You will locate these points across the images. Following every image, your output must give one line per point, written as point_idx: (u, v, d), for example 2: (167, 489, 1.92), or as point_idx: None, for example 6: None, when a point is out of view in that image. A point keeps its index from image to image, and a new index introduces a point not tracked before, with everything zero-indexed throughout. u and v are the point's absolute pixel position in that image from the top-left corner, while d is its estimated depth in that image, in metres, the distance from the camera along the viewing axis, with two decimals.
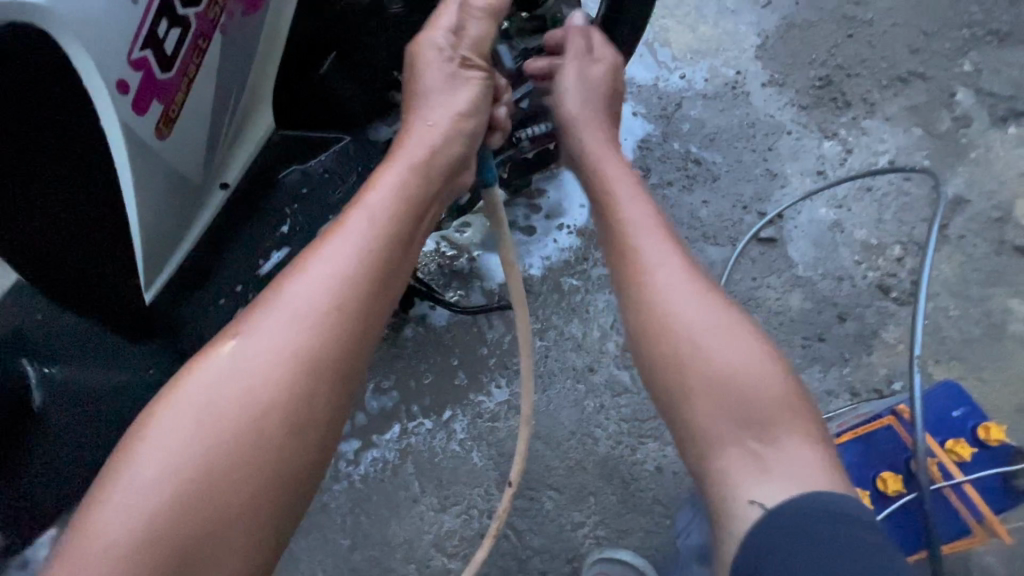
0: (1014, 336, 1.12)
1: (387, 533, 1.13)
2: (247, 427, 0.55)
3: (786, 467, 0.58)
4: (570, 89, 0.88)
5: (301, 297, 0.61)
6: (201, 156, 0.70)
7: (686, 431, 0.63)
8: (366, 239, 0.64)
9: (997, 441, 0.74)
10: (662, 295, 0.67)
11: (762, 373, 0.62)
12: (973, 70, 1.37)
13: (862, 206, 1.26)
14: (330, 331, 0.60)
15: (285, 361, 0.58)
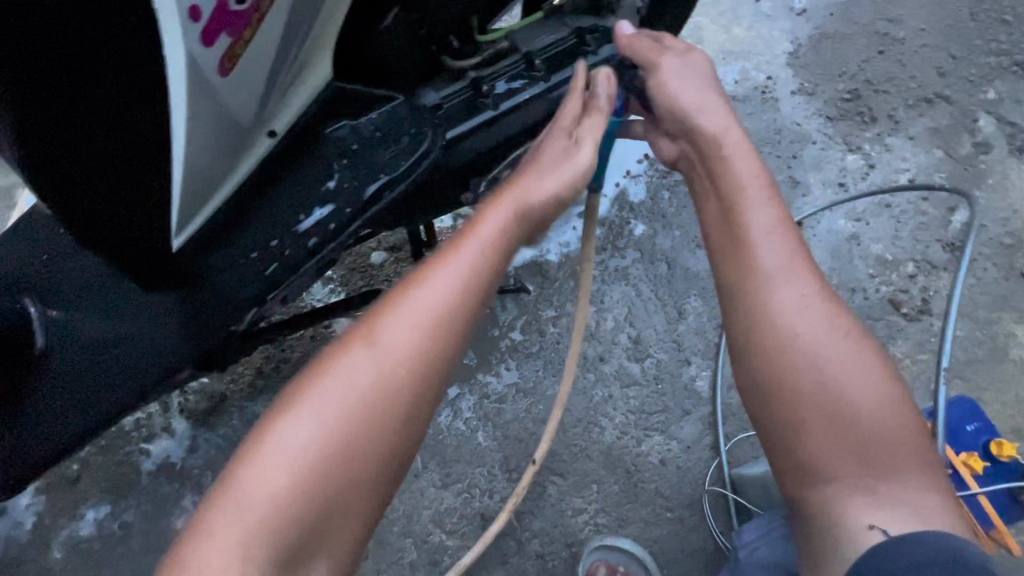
0: (1015, 360, 1.15)
1: (385, 505, 1.12)
2: (367, 441, 0.54)
3: (899, 495, 0.62)
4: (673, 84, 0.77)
5: (424, 312, 0.58)
6: (255, 99, 0.68)
7: (794, 450, 0.64)
8: (480, 257, 0.62)
9: (1010, 456, 0.75)
10: (771, 309, 0.66)
11: (881, 411, 0.62)
12: (996, 98, 1.39)
13: (880, 221, 1.27)
14: (445, 348, 0.58)
15: (404, 374, 0.56)
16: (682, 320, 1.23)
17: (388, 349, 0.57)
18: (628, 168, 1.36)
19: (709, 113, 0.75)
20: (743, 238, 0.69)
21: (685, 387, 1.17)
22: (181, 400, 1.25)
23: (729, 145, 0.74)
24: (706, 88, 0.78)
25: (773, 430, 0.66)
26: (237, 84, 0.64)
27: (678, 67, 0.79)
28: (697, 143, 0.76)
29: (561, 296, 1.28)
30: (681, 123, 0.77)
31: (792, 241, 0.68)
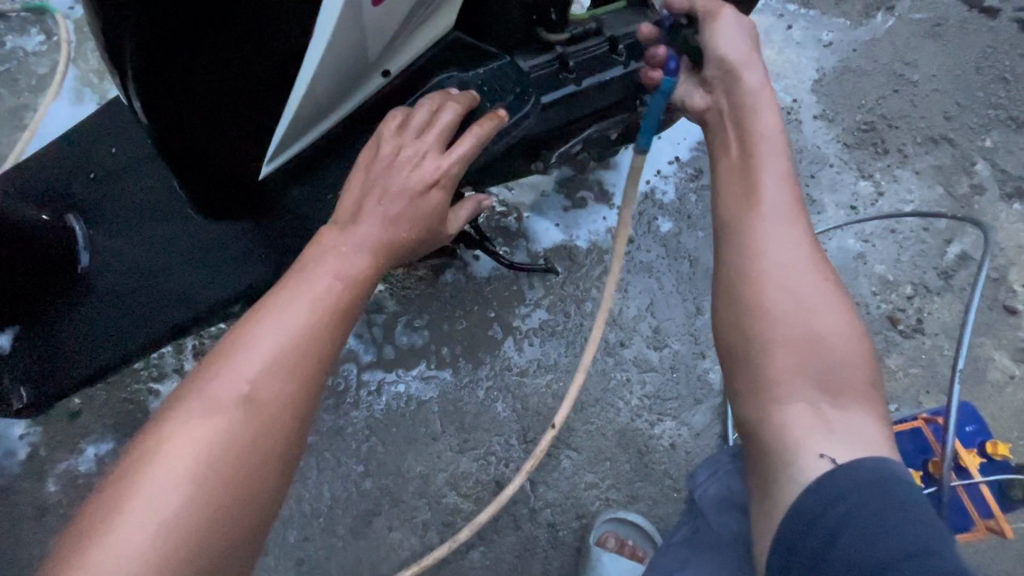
0: (992, 382, 1.26)
1: (402, 464, 1.15)
2: (248, 428, 0.54)
3: (847, 428, 0.62)
4: (726, 32, 0.78)
5: (256, 357, 0.56)
6: (383, 42, 0.69)
7: (752, 369, 0.66)
8: (322, 293, 0.60)
9: (1003, 455, 0.83)
10: (759, 238, 0.69)
11: (842, 346, 0.65)
12: (992, 146, 1.52)
13: (884, 244, 1.37)
14: (304, 359, 0.57)
15: (238, 418, 0.54)
16: (699, 315, 1.29)
17: (224, 394, 0.54)
18: (659, 168, 1.42)
19: (752, 67, 0.77)
20: (751, 178, 0.71)
21: (699, 378, 1.24)
22: (196, 343, 1.21)
23: (759, 100, 0.75)
24: (752, 46, 0.78)
25: (740, 348, 0.67)
26: (377, 27, 0.65)
27: (732, 21, 0.78)
28: (734, 92, 0.76)
29: (587, 281, 1.32)
30: (721, 67, 0.78)
31: (795, 190, 0.71)
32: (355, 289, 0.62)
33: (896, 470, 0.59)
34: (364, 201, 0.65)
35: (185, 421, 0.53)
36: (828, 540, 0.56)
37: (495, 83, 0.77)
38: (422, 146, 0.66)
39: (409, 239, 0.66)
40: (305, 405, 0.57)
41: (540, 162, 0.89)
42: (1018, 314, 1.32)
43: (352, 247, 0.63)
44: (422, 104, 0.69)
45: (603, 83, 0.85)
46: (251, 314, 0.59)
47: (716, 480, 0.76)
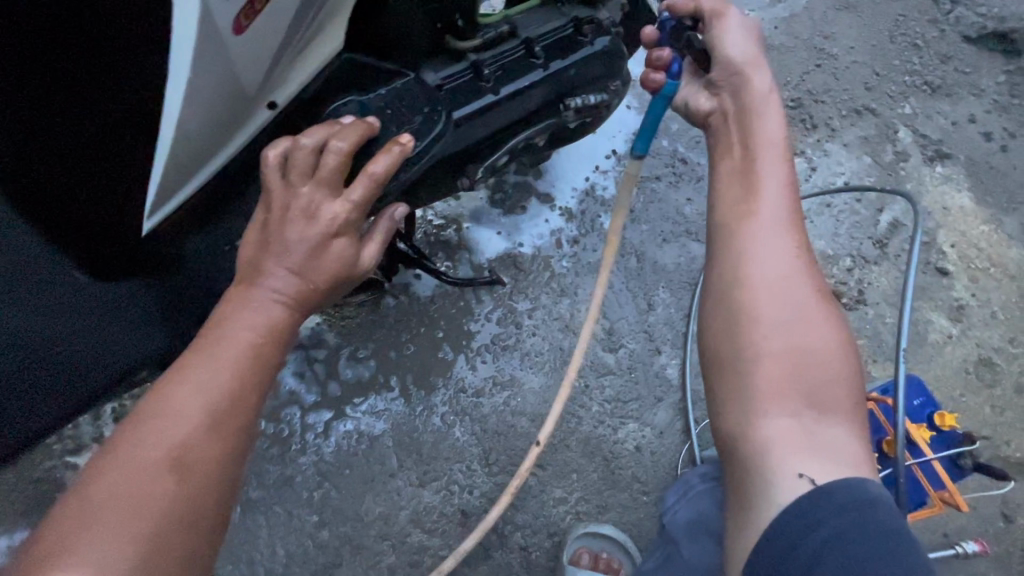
0: (933, 343, 1.30)
1: (360, 508, 1.08)
2: (158, 513, 0.44)
3: (829, 441, 0.65)
4: (733, 35, 0.84)
5: (185, 419, 0.48)
6: (261, 67, 0.62)
7: (741, 376, 0.69)
8: (257, 337, 0.53)
9: (950, 426, 0.85)
10: (753, 245, 0.73)
11: (834, 353, 0.69)
12: (911, 113, 1.56)
13: (822, 220, 1.39)
14: (226, 419, 0.49)
15: (167, 492, 0.45)
16: (651, 311, 1.27)
17: (145, 467, 0.46)
18: (597, 163, 1.39)
19: (759, 72, 0.83)
20: (750, 186, 0.77)
21: (657, 375, 1.22)
22: (116, 406, 1.07)
23: (767, 116, 0.81)
24: (758, 51, 0.85)
25: (728, 352, 0.71)
26: (248, 51, 0.59)
27: (738, 34, 0.85)
28: (741, 99, 0.83)
29: (536, 288, 1.27)
30: (730, 72, 0.84)
31: (792, 200, 0.76)
32: (289, 329, 0.56)
33: (875, 494, 0.60)
34: (271, 242, 0.57)
35: (96, 507, 0.44)
36: (808, 566, 0.56)
37: (399, 104, 0.72)
38: (313, 193, 0.57)
39: (322, 285, 0.57)
40: (229, 468, 0.49)
41: (465, 177, 0.80)
42: (949, 275, 1.36)
43: (280, 282, 0.56)
44: (311, 132, 0.58)
45: (522, 87, 0.80)
46: (173, 369, 0.51)
47: (686, 504, 0.85)
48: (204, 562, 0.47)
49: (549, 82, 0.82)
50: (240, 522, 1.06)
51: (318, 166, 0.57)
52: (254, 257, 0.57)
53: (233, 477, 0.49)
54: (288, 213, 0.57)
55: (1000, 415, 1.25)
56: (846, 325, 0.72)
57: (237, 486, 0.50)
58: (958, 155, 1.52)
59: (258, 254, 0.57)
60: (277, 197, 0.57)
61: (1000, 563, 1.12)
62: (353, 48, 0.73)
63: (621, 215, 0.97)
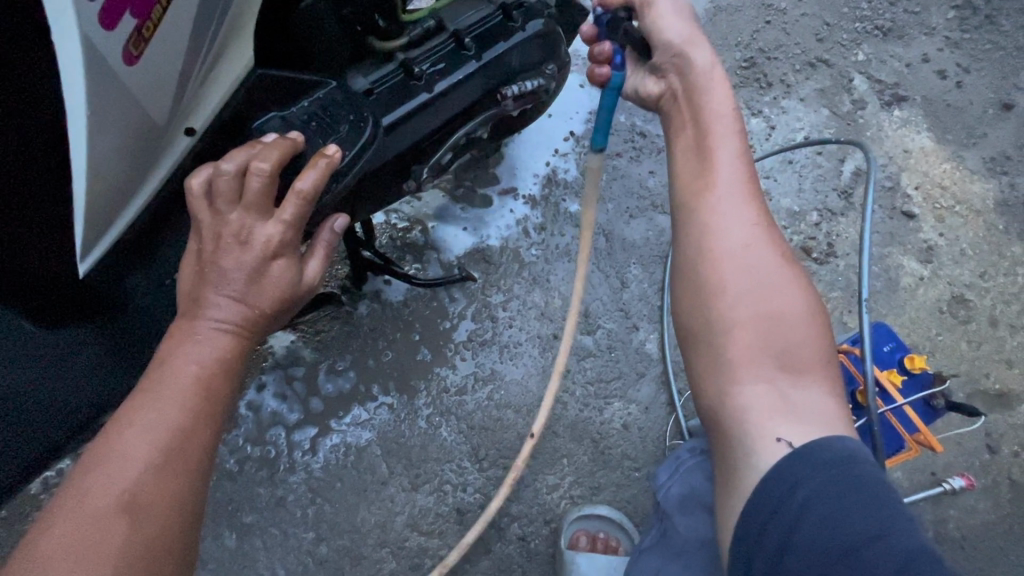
0: (905, 288, 1.31)
1: (355, 519, 1.08)
2: (113, 558, 0.44)
3: (806, 404, 0.64)
4: (667, 15, 0.83)
5: (135, 461, 0.48)
6: (168, 94, 0.61)
7: (713, 349, 0.69)
8: (205, 370, 0.53)
9: (920, 369, 0.86)
10: (714, 218, 0.73)
11: (801, 315, 0.69)
12: (865, 59, 1.55)
13: (785, 177, 1.39)
14: (177, 457, 0.49)
15: (120, 536, 0.45)
16: (625, 288, 1.27)
17: (97, 514, 0.45)
18: (556, 147, 1.38)
19: (697, 46, 0.81)
20: (705, 158, 0.76)
21: (636, 352, 1.22)
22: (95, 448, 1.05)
23: (711, 89, 0.80)
24: (694, 25, 0.83)
25: (699, 327, 0.70)
26: (146, 79, 0.58)
27: (671, 11, 0.83)
28: (687, 77, 0.82)
29: (508, 280, 1.27)
30: (670, 54, 0.83)
31: (749, 169, 0.75)
32: (240, 356, 0.56)
33: (851, 451, 0.58)
34: (209, 272, 0.55)
35: (47, 560, 0.43)
36: (789, 529, 0.55)
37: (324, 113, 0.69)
38: (243, 217, 0.56)
39: (268, 308, 0.57)
40: (186, 505, 0.48)
41: (412, 179, 0.79)
42: (916, 217, 1.37)
43: (223, 310, 0.55)
44: (234, 155, 0.58)
45: (458, 81, 0.78)
46: (121, 410, 0.50)
47: (679, 480, 0.83)
48: None
49: (483, 72, 0.80)
50: (237, 548, 1.06)
51: (244, 190, 0.56)
52: (194, 287, 0.56)
53: (194, 512, 0.49)
54: (222, 240, 0.55)
55: (977, 349, 1.26)
56: (814, 290, 0.71)
57: (199, 521, 0.50)
58: (914, 97, 1.51)
59: (197, 284, 0.56)
60: (211, 226, 0.56)
61: (988, 494, 1.14)
62: (264, 63, 0.71)
63: (592, 196, 0.92)
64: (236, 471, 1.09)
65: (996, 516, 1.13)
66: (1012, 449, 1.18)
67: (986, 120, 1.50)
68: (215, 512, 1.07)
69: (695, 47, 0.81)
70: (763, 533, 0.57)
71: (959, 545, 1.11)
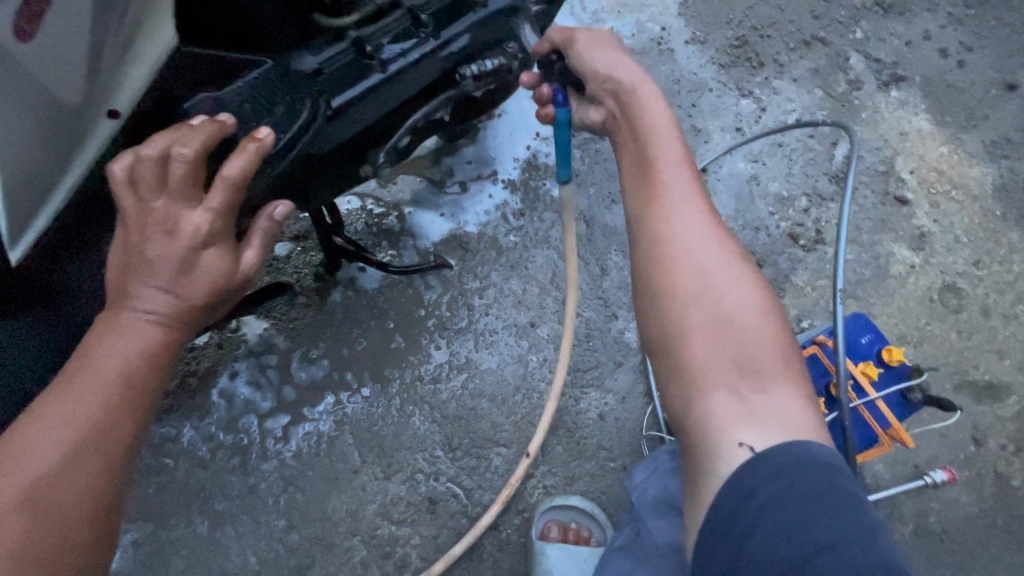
0: (896, 276, 1.27)
1: (327, 507, 1.08)
2: (13, 553, 0.43)
3: (769, 407, 0.61)
4: (588, 43, 0.77)
5: (42, 455, 0.46)
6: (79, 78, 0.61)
7: (674, 362, 0.65)
8: (129, 363, 0.51)
9: (898, 361, 0.83)
10: (665, 223, 0.69)
11: (759, 322, 0.65)
12: (863, 37, 1.49)
13: (774, 161, 1.35)
14: (88, 453, 0.47)
15: (19, 532, 0.44)
16: (605, 276, 1.24)
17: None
18: (538, 129, 1.34)
19: (622, 65, 0.75)
20: (648, 165, 0.72)
21: (615, 341, 1.19)
22: None
23: (646, 90, 0.74)
24: (618, 50, 0.77)
25: (659, 338, 0.67)
26: (49, 65, 0.57)
27: (592, 40, 0.77)
28: (620, 93, 0.75)
29: (485, 267, 1.24)
30: (601, 83, 0.75)
31: (694, 174, 0.72)
32: (169, 350, 0.54)
33: (807, 458, 0.55)
34: (136, 260, 0.53)
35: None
36: (740, 541, 0.53)
37: (258, 95, 0.69)
38: (168, 206, 0.54)
39: (199, 301, 0.55)
40: (98, 501, 0.47)
41: (368, 163, 0.78)
42: (909, 203, 1.32)
43: (152, 301, 0.53)
44: (157, 138, 0.54)
45: (412, 62, 0.75)
46: (39, 399, 0.49)
47: (654, 482, 0.83)
48: None
49: (442, 51, 0.76)
50: (210, 535, 1.06)
51: (169, 178, 0.54)
52: (122, 275, 0.54)
53: (105, 509, 0.48)
54: (149, 229, 0.53)
55: (968, 339, 1.22)
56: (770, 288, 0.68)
57: (114, 515, 0.49)
58: (913, 77, 1.45)
59: (125, 272, 0.54)
60: (137, 213, 0.53)
61: (972, 488, 1.12)
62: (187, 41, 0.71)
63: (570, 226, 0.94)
64: (208, 459, 1.09)
65: (979, 509, 1.11)
66: (999, 442, 1.15)
67: (989, 101, 1.44)
68: (187, 500, 1.07)
69: (620, 68, 0.75)
70: (720, 539, 0.54)
71: (941, 539, 1.09)
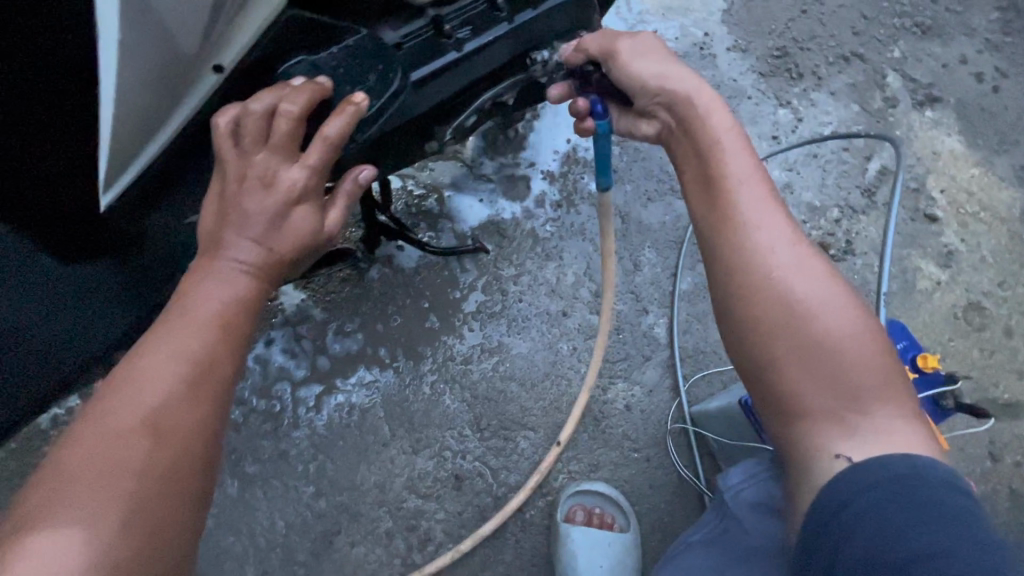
0: (921, 291, 1.29)
1: (355, 477, 1.10)
2: (141, 477, 0.45)
3: (870, 424, 0.62)
4: (632, 54, 0.75)
5: (156, 389, 0.48)
6: (199, 26, 0.61)
7: (767, 389, 0.66)
8: (226, 308, 0.53)
9: (932, 368, 0.85)
10: (745, 245, 0.67)
11: (851, 340, 0.63)
12: (901, 56, 1.51)
13: (809, 171, 1.37)
14: (200, 388, 0.50)
15: (143, 459, 0.45)
16: (637, 271, 1.26)
17: (119, 436, 0.45)
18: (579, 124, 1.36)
19: (673, 76, 0.73)
20: (715, 180, 0.70)
21: (644, 335, 1.22)
22: None
23: (705, 98, 0.72)
24: (666, 58, 0.75)
25: (747, 366, 0.67)
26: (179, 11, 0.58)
27: (635, 50, 0.75)
28: (679, 110, 0.73)
29: (521, 254, 1.27)
30: (652, 98, 0.75)
31: (766, 185, 0.69)
32: (258, 298, 0.56)
33: (916, 469, 0.56)
34: (229, 214, 0.56)
35: (68, 472, 0.43)
36: (831, 550, 0.56)
37: (353, 61, 0.69)
38: (268, 160, 0.57)
39: (289, 254, 0.57)
40: (210, 432, 0.49)
41: (435, 140, 0.81)
42: (939, 221, 1.35)
43: (244, 250, 0.55)
44: (262, 95, 0.58)
45: (487, 45, 0.77)
46: (142, 342, 0.50)
47: (755, 485, 0.77)
48: (197, 521, 0.48)
49: (515, 36, 0.79)
50: (240, 496, 1.08)
51: (269, 136, 0.57)
52: (213, 229, 0.56)
53: (215, 440, 0.50)
54: (245, 186, 0.56)
55: (988, 357, 1.25)
56: (857, 295, 0.67)
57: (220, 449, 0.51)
58: (948, 99, 1.48)
59: (217, 226, 0.56)
60: (235, 170, 0.56)
61: (986, 501, 1.14)
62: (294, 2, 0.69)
63: (608, 236, 0.93)
64: (241, 422, 1.12)
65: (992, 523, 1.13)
66: (1015, 459, 1.17)
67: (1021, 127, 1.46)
68: None
69: (671, 78, 0.73)
70: (816, 546, 0.58)
71: None
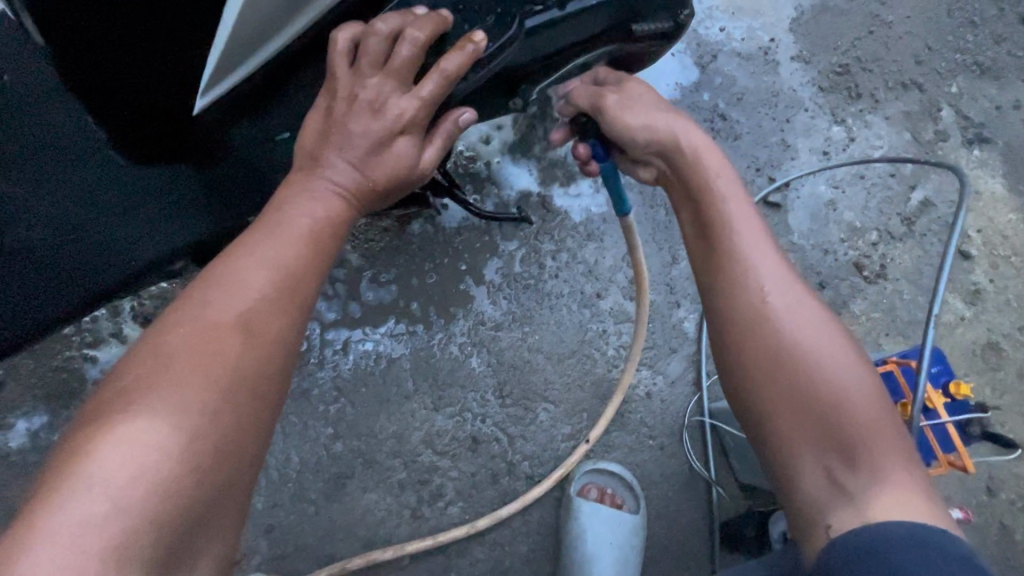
0: (944, 324, 1.32)
1: (374, 425, 1.10)
2: (225, 368, 0.48)
3: (870, 485, 0.56)
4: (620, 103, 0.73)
5: (251, 289, 0.52)
6: None
7: (761, 439, 0.62)
8: (319, 225, 0.57)
9: (964, 396, 0.87)
10: (744, 289, 0.64)
11: (855, 397, 0.59)
12: (957, 92, 1.51)
13: (854, 191, 1.38)
14: (285, 295, 0.53)
15: (231, 350, 0.49)
16: (675, 264, 1.26)
17: (216, 327, 0.50)
18: None
19: (658, 119, 0.72)
20: (712, 223, 0.67)
21: (674, 327, 1.23)
22: (135, 303, 1.10)
23: (693, 139, 0.71)
24: (658, 105, 0.74)
25: (742, 414, 0.64)
26: None
27: (624, 102, 0.73)
28: (672, 157, 0.72)
29: (563, 231, 1.26)
30: (647, 149, 0.73)
31: (762, 226, 0.67)
32: (348, 222, 0.60)
33: (900, 537, 0.52)
34: (331, 137, 0.59)
35: (169, 355, 0.48)
36: None
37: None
38: (382, 84, 0.59)
39: (383, 183, 0.60)
40: (290, 339, 0.53)
41: (519, 98, 0.81)
42: (971, 259, 1.37)
43: (342, 174, 0.59)
44: (386, 18, 0.60)
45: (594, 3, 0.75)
46: (239, 245, 0.55)
47: None
48: (270, 416, 0.51)
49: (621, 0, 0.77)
50: None
51: (382, 64, 0.59)
52: (313, 151, 0.60)
53: (292, 346, 0.53)
54: (348, 112, 0.59)
55: (999, 397, 1.28)
56: (861, 351, 0.62)
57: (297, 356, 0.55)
58: (997, 141, 1.49)
59: (316, 150, 0.60)
60: (347, 94, 0.59)
61: (978, 531, 1.18)
62: None
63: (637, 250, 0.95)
64: None
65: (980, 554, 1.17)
66: (1010, 497, 1.21)
67: None
68: None
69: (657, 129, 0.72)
70: None
71: None
